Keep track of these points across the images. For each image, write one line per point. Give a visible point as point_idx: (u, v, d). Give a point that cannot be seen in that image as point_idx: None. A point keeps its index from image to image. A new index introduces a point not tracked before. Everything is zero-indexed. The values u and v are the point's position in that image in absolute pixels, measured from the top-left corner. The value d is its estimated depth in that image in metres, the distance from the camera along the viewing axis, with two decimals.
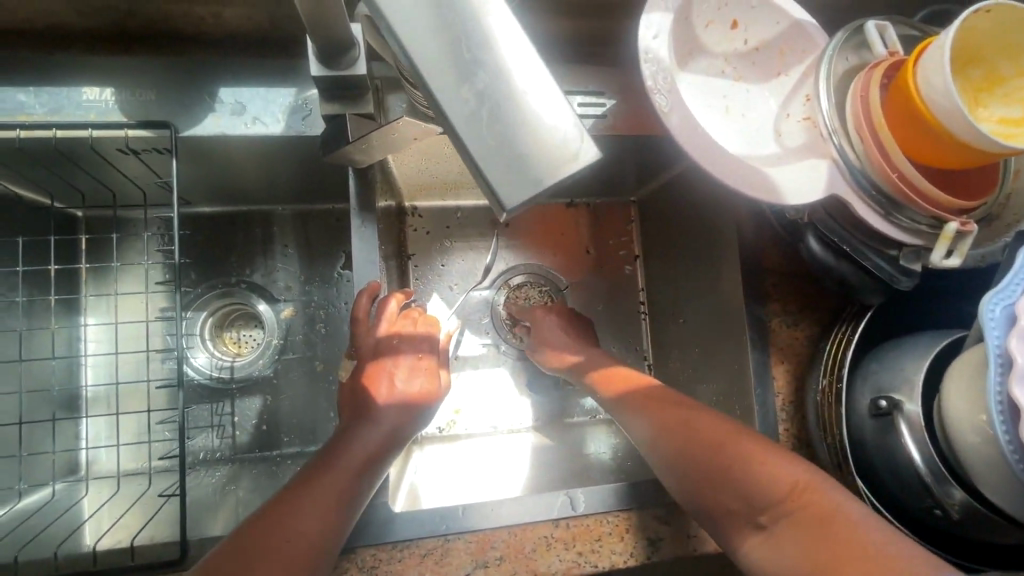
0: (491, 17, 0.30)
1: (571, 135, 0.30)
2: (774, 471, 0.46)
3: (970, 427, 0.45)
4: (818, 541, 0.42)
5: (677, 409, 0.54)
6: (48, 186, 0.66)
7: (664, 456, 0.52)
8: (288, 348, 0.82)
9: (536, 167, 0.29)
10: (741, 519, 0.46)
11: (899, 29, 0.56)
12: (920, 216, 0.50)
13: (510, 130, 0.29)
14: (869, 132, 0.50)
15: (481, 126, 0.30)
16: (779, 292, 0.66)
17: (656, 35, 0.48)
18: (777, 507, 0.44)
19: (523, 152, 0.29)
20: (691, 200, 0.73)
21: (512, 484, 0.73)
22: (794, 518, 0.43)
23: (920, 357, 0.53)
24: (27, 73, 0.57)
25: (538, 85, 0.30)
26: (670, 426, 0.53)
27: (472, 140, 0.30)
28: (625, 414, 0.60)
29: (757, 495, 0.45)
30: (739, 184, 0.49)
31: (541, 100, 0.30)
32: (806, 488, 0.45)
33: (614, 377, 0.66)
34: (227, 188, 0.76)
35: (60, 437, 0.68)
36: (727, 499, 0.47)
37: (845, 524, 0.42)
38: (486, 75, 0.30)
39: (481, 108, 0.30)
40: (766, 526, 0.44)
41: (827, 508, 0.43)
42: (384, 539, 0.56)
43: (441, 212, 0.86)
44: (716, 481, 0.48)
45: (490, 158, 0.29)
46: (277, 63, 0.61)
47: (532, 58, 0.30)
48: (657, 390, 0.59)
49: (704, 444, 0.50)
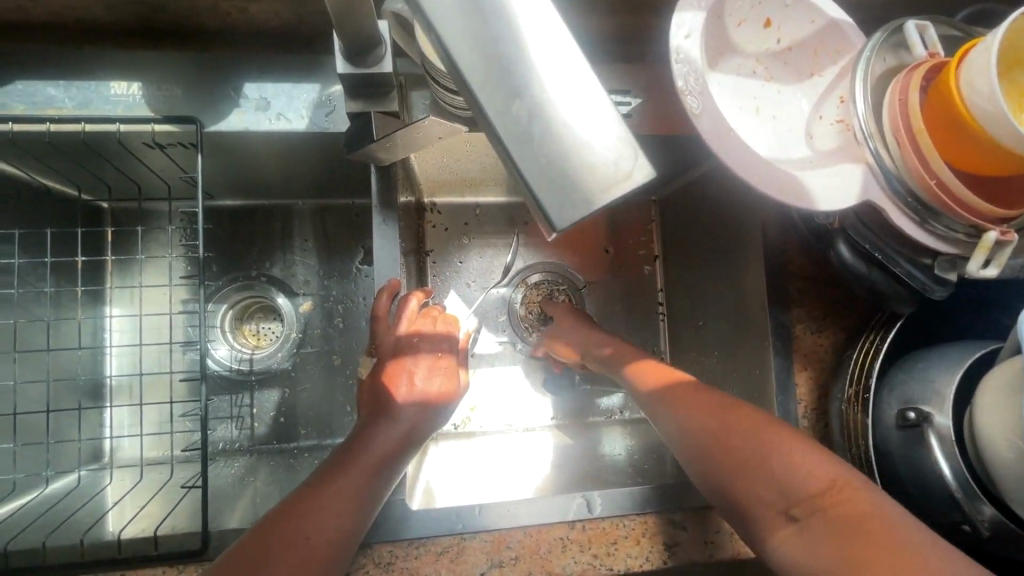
0: (526, 34, 0.29)
1: (625, 155, 0.29)
2: (809, 465, 0.45)
3: (1005, 442, 0.44)
4: (853, 536, 0.40)
5: (711, 400, 0.53)
6: (75, 179, 0.67)
7: (696, 446, 0.51)
8: (307, 342, 0.82)
9: (584, 185, 0.29)
10: (771, 511, 0.45)
11: (940, 29, 0.54)
12: (957, 223, 0.49)
13: (555, 150, 0.29)
14: (907, 137, 0.48)
15: (529, 145, 0.29)
16: (804, 297, 0.65)
17: (688, 34, 0.47)
18: (811, 499, 0.43)
19: (573, 170, 0.29)
20: (715, 201, 0.72)
21: (527, 485, 0.70)
22: (827, 512, 0.42)
23: (951, 368, 0.52)
24: (58, 68, 0.58)
25: (580, 103, 0.29)
26: (705, 417, 0.52)
27: (512, 152, 0.29)
28: (659, 410, 0.57)
29: (789, 486, 0.44)
30: (768, 188, 0.47)
31: (584, 120, 0.29)
32: (840, 483, 0.43)
33: (654, 371, 0.62)
34: (249, 182, 0.76)
35: (86, 426, 0.70)
36: (758, 489, 0.46)
37: (880, 522, 0.40)
38: (525, 89, 0.29)
39: (530, 125, 0.29)
40: (798, 520, 0.43)
41: (864, 509, 0.41)
42: (401, 535, 0.57)
43: (459, 208, 0.86)
44: (748, 469, 0.47)
45: (535, 174, 0.29)
46: (300, 59, 0.61)
47: (569, 71, 0.29)
48: (689, 382, 0.58)
49: (739, 432, 0.49)
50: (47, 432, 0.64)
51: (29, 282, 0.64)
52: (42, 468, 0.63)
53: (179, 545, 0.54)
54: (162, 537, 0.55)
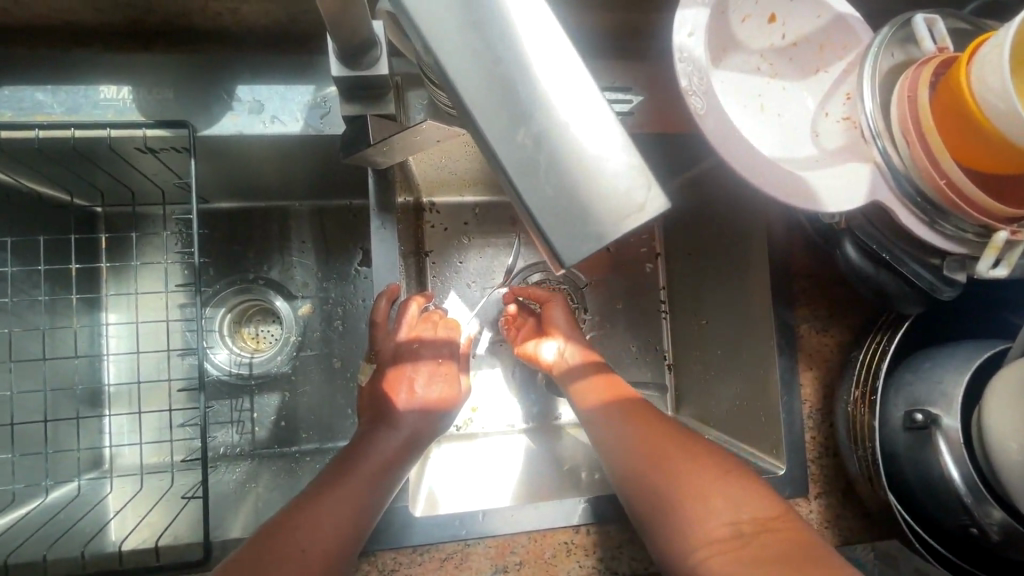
0: (527, 47, 0.28)
1: (636, 181, 0.28)
2: (762, 496, 0.46)
3: (1016, 445, 0.43)
4: (801, 557, 0.41)
5: (662, 424, 0.55)
6: (66, 184, 0.66)
7: (639, 459, 0.51)
8: (306, 345, 0.82)
9: (595, 214, 0.28)
10: (717, 521, 0.44)
11: (949, 23, 0.53)
12: (967, 223, 0.48)
13: (561, 174, 0.28)
14: (917, 135, 0.47)
15: (534, 169, 0.28)
16: (809, 297, 0.64)
17: (692, 32, 0.45)
18: (761, 520, 0.44)
19: (588, 203, 0.28)
20: (717, 198, 0.70)
21: (511, 485, 0.70)
22: (775, 533, 0.43)
23: (958, 369, 0.51)
24: (44, 72, 0.56)
25: (588, 121, 0.28)
26: (653, 435, 0.53)
27: (516, 173, 0.28)
28: (605, 427, 0.57)
29: (744, 505, 0.45)
30: (773, 189, 0.46)
31: (595, 139, 0.28)
32: (784, 517, 0.45)
33: (602, 386, 0.63)
34: (244, 185, 0.75)
35: (84, 435, 0.69)
36: (708, 497, 0.46)
37: (819, 550, 0.42)
38: (532, 103, 0.28)
39: (533, 144, 0.28)
40: (746, 533, 0.43)
41: (804, 540, 0.43)
42: (404, 542, 0.56)
43: (458, 208, 0.85)
44: (696, 478, 0.47)
45: (532, 196, 0.28)
46: (293, 60, 0.60)
47: (577, 84, 0.28)
48: (641, 403, 0.59)
49: (687, 450, 0.50)
50: (45, 442, 0.63)
51: (22, 289, 0.63)
52: (42, 478, 0.63)
53: (182, 555, 0.54)
54: (164, 549, 0.55)
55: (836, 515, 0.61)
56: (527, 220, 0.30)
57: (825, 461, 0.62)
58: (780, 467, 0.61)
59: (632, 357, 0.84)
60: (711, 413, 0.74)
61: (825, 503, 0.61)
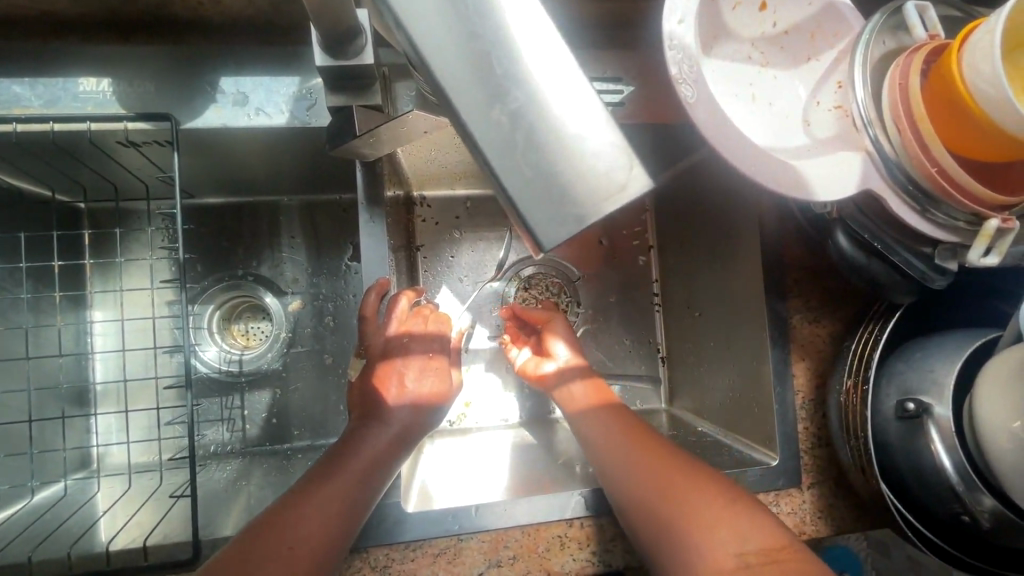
0: (519, 37, 0.28)
1: (617, 166, 0.28)
2: (762, 527, 0.43)
3: (1006, 433, 0.43)
4: None
5: (651, 438, 0.56)
6: (47, 180, 0.64)
7: (632, 475, 0.51)
8: (297, 341, 0.81)
9: (579, 201, 0.28)
10: (721, 552, 0.41)
11: (941, 10, 0.52)
12: (958, 212, 0.48)
13: (545, 161, 0.28)
14: (909, 123, 0.46)
15: (516, 151, 0.28)
16: (802, 288, 0.64)
17: (681, 20, 0.44)
18: (766, 551, 0.41)
19: (569, 185, 0.28)
20: (710, 189, 0.70)
21: (504, 477, 0.68)
22: (780, 566, 0.40)
23: (950, 358, 0.51)
24: (21, 64, 0.55)
25: (578, 108, 0.28)
26: (648, 450, 0.54)
27: (497, 161, 0.28)
28: (594, 427, 0.60)
29: (749, 537, 0.42)
30: (765, 178, 0.46)
31: (580, 122, 0.28)
32: (790, 550, 0.41)
33: (592, 391, 0.65)
34: (230, 179, 0.74)
35: (70, 435, 0.68)
36: (714, 528, 0.43)
37: None
38: (520, 93, 0.28)
39: (515, 132, 0.28)
40: (752, 566, 0.40)
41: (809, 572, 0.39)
42: (396, 539, 0.56)
43: (449, 201, 0.84)
44: (705, 506, 0.45)
45: (520, 183, 0.28)
46: (277, 52, 0.59)
47: (569, 72, 0.28)
48: (626, 413, 0.61)
49: (692, 474, 0.49)
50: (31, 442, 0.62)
51: (6, 287, 0.61)
52: (27, 478, 0.62)
53: (172, 555, 0.53)
54: (152, 548, 0.54)
55: (829, 505, 0.61)
56: (512, 212, 0.30)
57: (818, 451, 0.62)
58: (773, 458, 0.61)
59: (625, 351, 0.84)
60: (705, 405, 0.74)
61: (818, 493, 0.61)
